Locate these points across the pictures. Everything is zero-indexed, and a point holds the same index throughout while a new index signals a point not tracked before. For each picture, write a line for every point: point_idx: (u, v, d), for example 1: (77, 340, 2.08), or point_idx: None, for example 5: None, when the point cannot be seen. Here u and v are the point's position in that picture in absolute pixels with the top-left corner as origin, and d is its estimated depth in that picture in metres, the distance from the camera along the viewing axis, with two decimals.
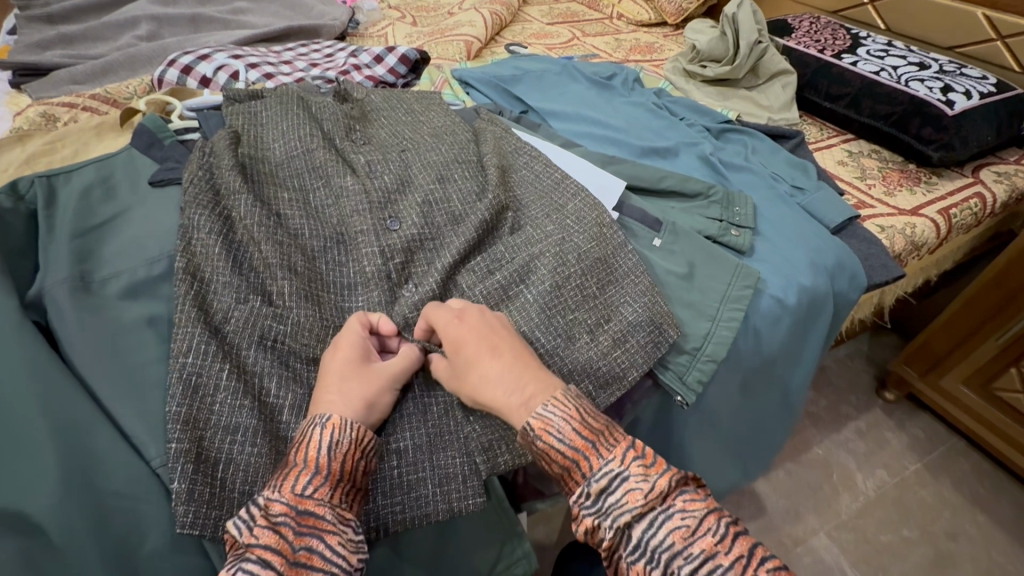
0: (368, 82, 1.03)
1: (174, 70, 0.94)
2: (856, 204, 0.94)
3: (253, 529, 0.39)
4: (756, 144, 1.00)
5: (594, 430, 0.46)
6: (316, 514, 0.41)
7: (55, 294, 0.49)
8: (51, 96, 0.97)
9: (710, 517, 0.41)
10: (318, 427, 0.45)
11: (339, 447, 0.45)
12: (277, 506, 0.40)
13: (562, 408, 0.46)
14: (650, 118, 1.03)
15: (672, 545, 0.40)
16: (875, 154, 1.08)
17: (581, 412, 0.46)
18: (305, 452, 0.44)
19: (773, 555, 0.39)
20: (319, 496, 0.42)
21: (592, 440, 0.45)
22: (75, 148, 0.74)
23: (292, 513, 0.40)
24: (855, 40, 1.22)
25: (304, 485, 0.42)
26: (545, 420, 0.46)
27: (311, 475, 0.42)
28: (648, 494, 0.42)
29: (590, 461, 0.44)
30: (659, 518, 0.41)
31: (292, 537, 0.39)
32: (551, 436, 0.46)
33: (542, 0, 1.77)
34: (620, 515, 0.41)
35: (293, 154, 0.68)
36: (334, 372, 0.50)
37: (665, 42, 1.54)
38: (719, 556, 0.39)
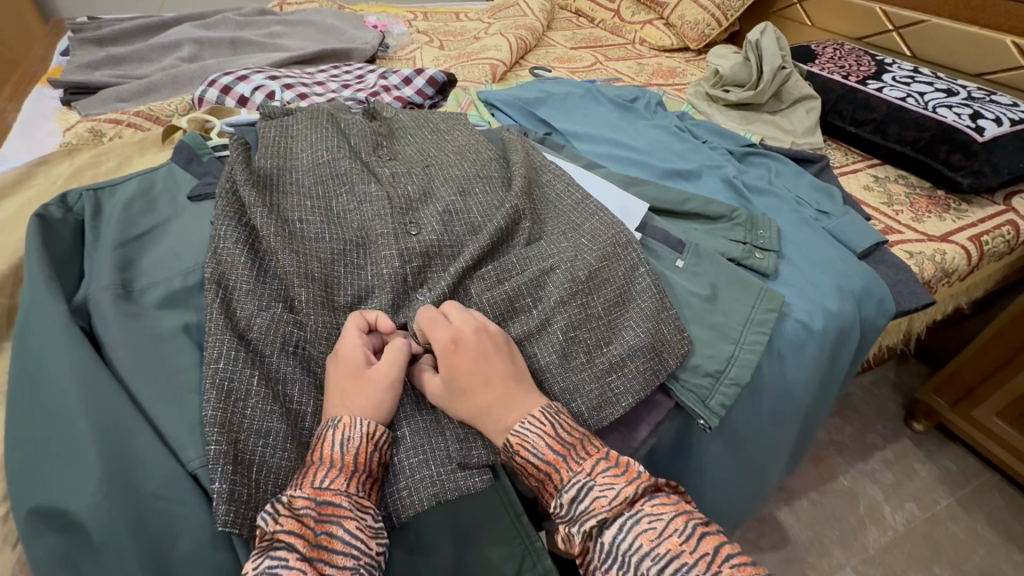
0: (397, 102, 1.07)
1: (214, 90, 0.98)
2: (883, 229, 0.93)
3: (277, 517, 0.42)
4: (780, 167, 1.00)
5: (566, 446, 0.49)
6: (334, 504, 0.44)
7: (100, 300, 0.51)
8: (99, 113, 1.02)
9: (676, 520, 0.44)
10: (331, 428, 0.47)
11: (352, 442, 0.46)
12: (298, 500, 0.43)
13: (538, 425, 0.50)
14: (673, 141, 1.04)
15: (640, 547, 0.43)
16: (902, 179, 1.07)
17: (554, 428, 0.50)
18: (321, 451, 0.46)
19: (738, 552, 0.42)
20: (336, 487, 0.44)
21: (563, 454, 0.49)
22: (119, 161, 0.78)
23: (313, 505, 0.43)
24: (880, 66, 1.22)
25: (319, 478, 0.45)
26: (520, 437, 0.49)
27: (328, 470, 0.45)
28: (614, 500, 0.46)
29: (561, 473, 0.48)
30: (628, 523, 0.45)
31: (314, 525, 0.43)
32: (527, 452, 0.49)
33: (566, 26, 1.82)
34: (587, 520, 0.45)
35: (316, 162, 0.71)
36: (345, 367, 0.51)
37: (687, 67, 1.56)
38: (684, 555, 0.42)
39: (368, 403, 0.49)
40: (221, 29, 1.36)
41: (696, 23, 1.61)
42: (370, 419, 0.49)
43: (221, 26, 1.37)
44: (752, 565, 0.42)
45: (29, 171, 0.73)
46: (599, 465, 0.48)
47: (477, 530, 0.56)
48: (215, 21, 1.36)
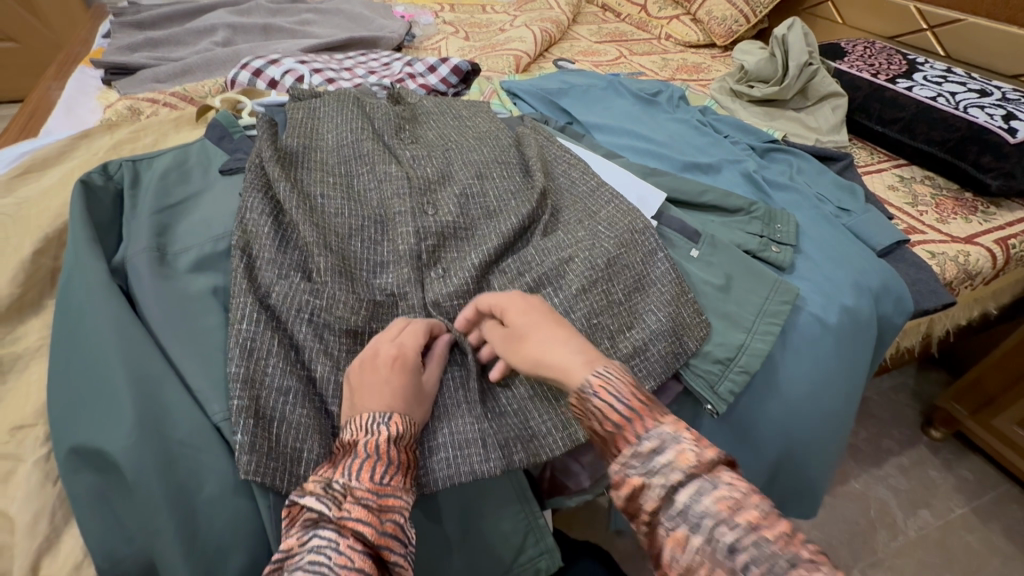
0: (421, 89, 1.09)
1: (246, 72, 1.01)
2: (906, 228, 0.92)
3: (340, 505, 0.41)
4: (803, 163, 1.00)
5: (647, 400, 0.45)
6: (394, 497, 0.43)
7: (137, 261, 0.54)
8: (137, 93, 1.06)
9: (755, 494, 0.40)
10: (382, 425, 0.46)
11: (403, 440, 0.47)
12: (358, 490, 0.42)
13: (619, 372, 0.47)
14: (694, 135, 1.04)
15: (718, 513, 0.38)
16: (929, 180, 1.05)
17: (635, 379, 0.47)
18: (375, 444, 0.45)
19: (814, 540, 0.38)
20: (394, 483, 0.44)
21: (646, 405, 0.45)
22: (156, 137, 0.82)
23: (374, 497, 0.42)
24: (911, 66, 1.19)
25: (376, 471, 0.44)
26: (603, 379, 0.46)
27: (386, 465, 0.44)
28: (699, 459, 0.41)
29: (644, 421, 0.44)
30: (707, 486, 0.40)
31: (377, 514, 0.41)
32: (608, 395, 0.45)
33: (591, 20, 1.82)
34: (671, 474, 0.40)
35: (339, 142, 0.73)
36: (399, 372, 0.51)
37: (712, 63, 1.55)
38: (764, 529, 0.37)
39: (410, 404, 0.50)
40: (254, 16, 1.40)
41: (723, 19, 1.60)
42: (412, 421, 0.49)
43: (254, 13, 1.41)
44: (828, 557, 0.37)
45: (71, 144, 0.77)
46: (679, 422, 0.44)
47: (480, 502, 0.58)
48: (248, 8, 1.40)
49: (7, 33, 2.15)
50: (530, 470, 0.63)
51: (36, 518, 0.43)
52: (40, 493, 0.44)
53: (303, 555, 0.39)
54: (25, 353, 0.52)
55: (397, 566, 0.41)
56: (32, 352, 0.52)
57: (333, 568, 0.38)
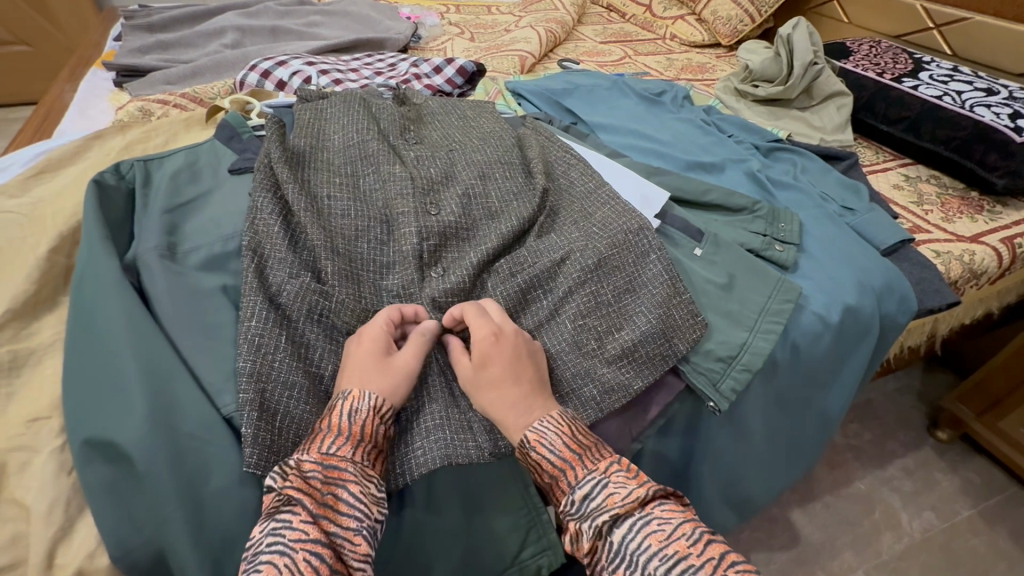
0: (427, 90, 1.10)
1: (254, 74, 1.02)
2: (910, 228, 0.92)
3: (285, 478, 0.44)
4: (807, 162, 1.00)
5: (580, 446, 0.51)
6: (340, 468, 0.46)
7: (148, 259, 0.55)
8: (148, 94, 1.08)
9: (685, 525, 0.45)
10: (341, 399, 0.50)
11: (359, 413, 0.49)
12: (306, 463, 0.46)
13: (555, 424, 0.52)
14: (698, 134, 1.05)
15: (648, 548, 0.44)
16: (935, 180, 1.05)
17: (570, 428, 0.52)
18: (331, 420, 0.49)
19: (744, 560, 0.43)
20: (342, 453, 0.47)
21: (579, 453, 0.51)
22: (166, 137, 0.83)
23: (320, 468, 0.46)
24: (917, 64, 1.19)
25: (327, 445, 0.47)
26: (538, 433, 0.51)
27: (335, 437, 0.48)
28: (626, 499, 0.47)
29: (575, 470, 0.50)
30: (637, 524, 0.45)
31: (320, 487, 0.45)
32: (543, 448, 0.51)
33: (596, 21, 1.84)
34: (598, 516, 0.46)
35: (345, 142, 0.74)
36: (366, 342, 0.54)
37: (717, 62, 1.55)
38: (691, 557, 0.42)
39: (386, 382, 0.52)
40: (263, 18, 1.42)
41: (728, 19, 1.60)
42: (380, 395, 0.51)
43: (262, 15, 1.43)
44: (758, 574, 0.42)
45: (84, 145, 0.78)
46: (612, 466, 0.50)
47: (484, 496, 0.59)
48: (256, 10, 1.42)
49: (20, 36, 2.18)
50: None
51: (51, 508, 0.44)
52: (55, 483, 0.45)
53: (263, 535, 0.42)
54: (40, 349, 0.53)
55: (338, 537, 0.43)
56: (46, 348, 0.53)
57: (289, 543, 0.41)
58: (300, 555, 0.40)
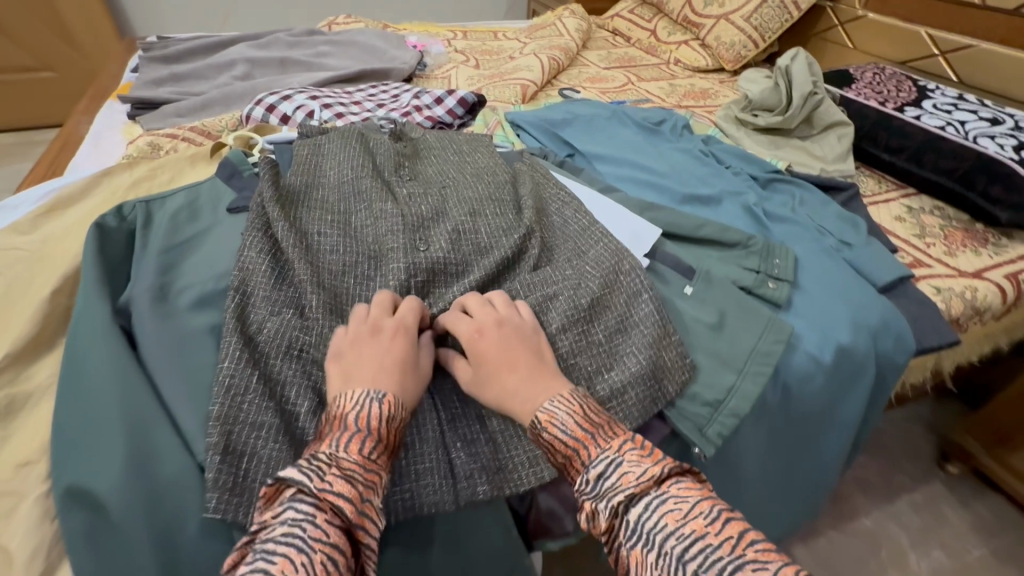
0: (428, 122, 1.12)
1: (260, 108, 1.05)
2: (911, 262, 0.90)
3: (324, 476, 0.42)
4: (805, 195, 1.01)
5: (595, 424, 0.49)
6: (376, 475, 0.46)
7: (140, 300, 0.57)
8: (159, 127, 1.12)
9: (703, 503, 0.42)
10: (374, 401, 0.49)
11: (392, 421, 0.49)
12: (345, 462, 0.44)
13: (567, 404, 0.51)
14: (696, 166, 1.06)
15: (664, 527, 0.41)
16: (938, 211, 1.04)
17: (583, 407, 0.51)
18: (366, 421, 0.48)
19: (765, 539, 0.40)
20: (377, 459, 0.46)
21: (592, 430, 0.48)
22: (172, 174, 0.86)
23: (360, 470, 0.44)
24: (921, 93, 1.20)
25: (363, 447, 0.46)
26: (551, 413, 0.50)
27: (372, 441, 0.47)
28: (640, 478, 0.44)
29: (588, 450, 0.47)
30: (653, 502, 0.43)
31: (360, 490, 0.43)
32: (556, 428, 0.49)
33: (601, 47, 1.89)
34: (614, 496, 0.44)
35: (341, 181, 0.76)
36: (397, 344, 0.55)
37: (720, 88, 1.56)
38: (709, 536, 0.39)
39: (410, 391, 0.53)
40: (273, 48, 1.49)
41: (732, 44, 1.63)
42: (406, 404, 0.52)
43: (273, 46, 1.50)
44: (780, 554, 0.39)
45: (94, 182, 0.82)
46: (627, 446, 0.47)
47: (467, 537, 0.59)
48: (267, 41, 1.48)
49: (47, 64, 2.29)
50: (516, 507, 0.61)
51: (34, 554, 0.45)
52: (38, 529, 0.46)
53: (277, 525, 0.39)
54: (36, 391, 0.55)
55: (367, 548, 0.42)
56: (43, 390, 0.55)
57: (308, 540, 0.38)
58: (319, 556, 0.38)
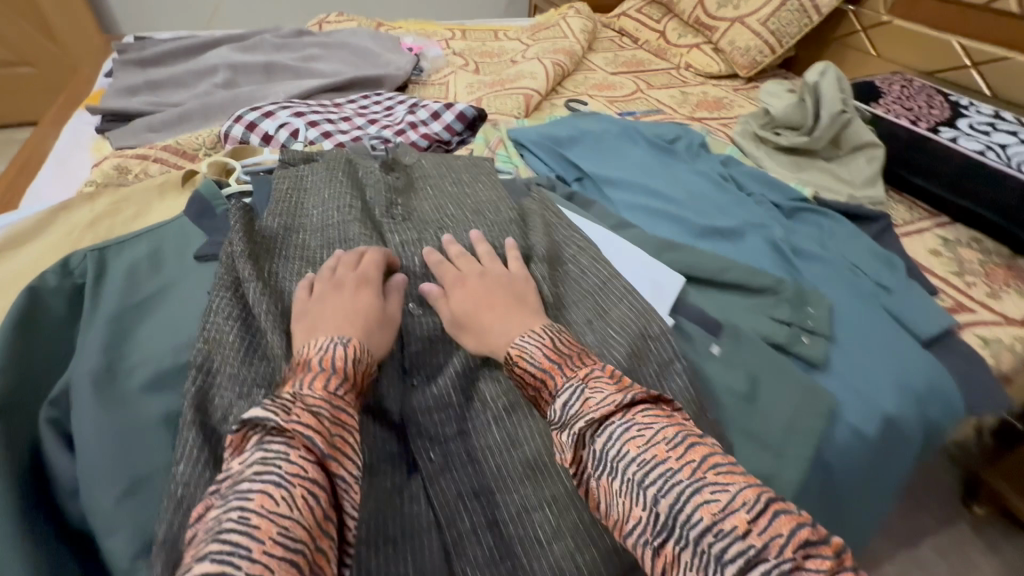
0: (424, 141, 1.03)
1: (240, 126, 0.96)
2: (953, 305, 0.83)
3: (288, 414, 0.39)
4: (835, 225, 0.93)
5: (563, 356, 0.50)
6: (345, 413, 0.43)
7: (80, 387, 0.49)
8: (129, 143, 1.01)
9: (668, 429, 0.41)
10: (336, 343, 0.49)
11: (352, 356, 0.48)
12: (310, 397, 0.42)
13: (537, 339, 0.52)
14: (716, 191, 0.97)
15: (626, 454, 0.40)
16: (976, 243, 0.96)
17: (553, 340, 0.51)
18: (329, 360, 0.47)
19: (726, 460, 0.40)
20: (343, 396, 0.45)
21: (561, 361, 0.49)
22: (139, 207, 0.78)
23: (327, 404, 0.42)
24: (954, 110, 1.11)
25: (327, 383, 0.45)
26: (521, 348, 0.51)
27: (336, 377, 0.45)
28: (602, 404, 0.43)
29: (556, 380, 0.48)
30: (617, 430, 0.42)
31: (328, 424, 0.41)
32: (525, 361, 0.50)
33: (607, 49, 1.80)
34: (576, 423, 0.43)
35: (322, 227, 0.67)
36: (364, 291, 0.56)
37: (735, 97, 1.47)
38: (669, 460, 0.39)
39: (376, 331, 0.54)
40: (258, 51, 1.39)
41: (747, 49, 1.53)
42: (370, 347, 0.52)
43: (258, 49, 1.40)
44: (739, 469, 0.40)
45: (48, 217, 0.73)
46: (594, 375, 0.47)
47: None
48: (253, 44, 1.39)
49: (23, 59, 2.17)
50: None
51: None
52: None
53: (247, 466, 0.36)
54: None
55: (343, 482, 0.39)
56: None
57: (285, 475, 0.36)
58: (298, 490, 0.36)
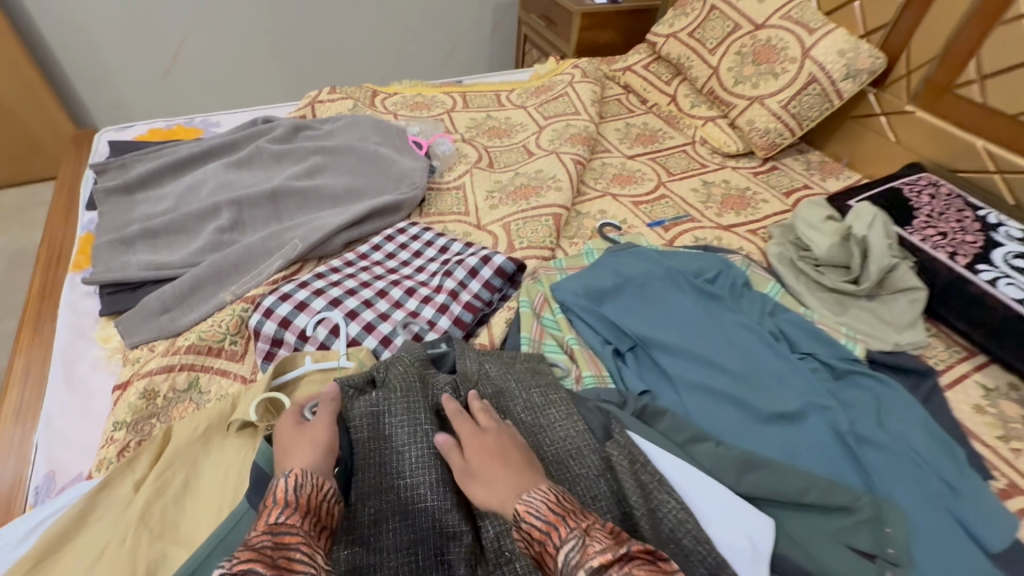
0: (467, 313, 0.97)
1: (271, 322, 0.90)
2: (1007, 487, 0.85)
3: (234, 555, 0.41)
4: (887, 393, 0.93)
5: (566, 512, 0.52)
6: (291, 534, 0.46)
7: None
8: (141, 333, 0.92)
9: None
10: (282, 479, 0.52)
11: (301, 487, 0.52)
12: (256, 535, 0.44)
13: (541, 495, 0.54)
14: (770, 355, 0.96)
15: None
16: (1015, 392, 0.99)
17: (558, 498, 0.54)
18: (274, 497, 0.50)
19: None
20: (290, 521, 0.47)
21: (564, 516, 0.51)
22: (186, 470, 0.71)
23: (271, 535, 0.44)
24: (987, 235, 1.12)
25: (276, 514, 0.48)
26: (526, 504, 0.53)
27: (281, 508, 0.48)
28: (600, 552, 0.46)
29: (559, 531, 0.50)
30: None
31: (272, 552, 0.43)
32: (531, 516, 0.52)
33: (617, 115, 1.72)
34: (578, 573, 0.45)
35: (416, 513, 0.65)
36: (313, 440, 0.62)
37: (757, 188, 1.44)
38: None
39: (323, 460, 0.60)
40: (256, 164, 1.27)
41: (766, 131, 1.49)
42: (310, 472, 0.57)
43: (256, 161, 1.28)
44: None
45: (89, 504, 0.66)
46: (594, 529, 0.50)
47: None
48: (250, 156, 1.27)
49: None
50: None
51: None
52: None
53: None
54: None
55: None
56: None
57: None
58: None
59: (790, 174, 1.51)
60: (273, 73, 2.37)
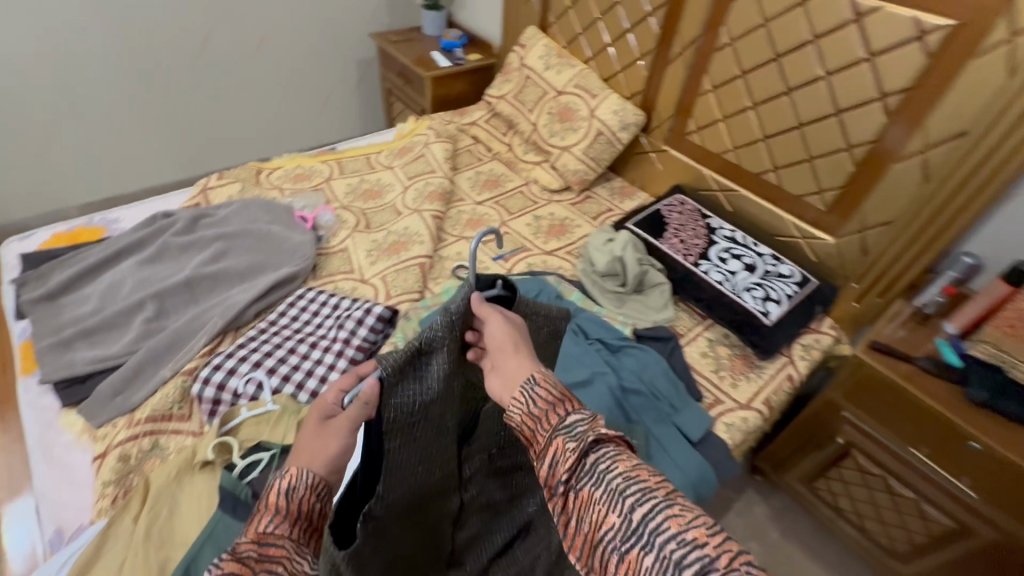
0: (359, 352, 1.34)
1: (210, 387, 1.22)
2: (712, 401, 1.40)
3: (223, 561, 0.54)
4: (645, 355, 1.45)
5: (566, 398, 0.73)
6: (275, 545, 0.59)
7: None
8: (101, 415, 1.19)
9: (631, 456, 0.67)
10: (279, 479, 0.65)
11: (293, 491, 0.64)
12: (245, 543, 0.58)
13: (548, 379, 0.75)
14: (572, 344, 1.44)
15: (617, 467, 0.65)
16: (726, 339, 1.55)
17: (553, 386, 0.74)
18: (269, 497, 0.63)
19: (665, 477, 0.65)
20: (277, 530, 0.60)
21: (565, 400, 0.72)
22: (169, 504, 1.02)
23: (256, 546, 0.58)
24: (709, 237, 1.69)
25: (270, 520, 0.61)
26: (542, 381, 0.73)
27: (271, 514, 0.61)
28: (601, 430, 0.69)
29: (561, 409, 0.71)
30: (610, 452, 0.67)
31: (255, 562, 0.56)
32: (547, 388, 0.73)
33: (468, 164, 2.14)
34: (587, 438, 0.68)
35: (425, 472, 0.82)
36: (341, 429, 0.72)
37: (574, 216, 1.94)
38: (644, 476, 0.64)
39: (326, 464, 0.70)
40: (165, 257, 1.53)
41: (576, 171, 1.99)
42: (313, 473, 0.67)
43: (164, 254, 1.54)
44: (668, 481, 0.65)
45: (102, 538, 0.97)
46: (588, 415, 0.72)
47: None
48: (159, 251, 1.52)
49: None
50: None
51: None
52: None
53: None
54: None
55: None
56: None
57: None
58: None
59: (598, 200, 2.02)
60: (153, 147, 2.52)
